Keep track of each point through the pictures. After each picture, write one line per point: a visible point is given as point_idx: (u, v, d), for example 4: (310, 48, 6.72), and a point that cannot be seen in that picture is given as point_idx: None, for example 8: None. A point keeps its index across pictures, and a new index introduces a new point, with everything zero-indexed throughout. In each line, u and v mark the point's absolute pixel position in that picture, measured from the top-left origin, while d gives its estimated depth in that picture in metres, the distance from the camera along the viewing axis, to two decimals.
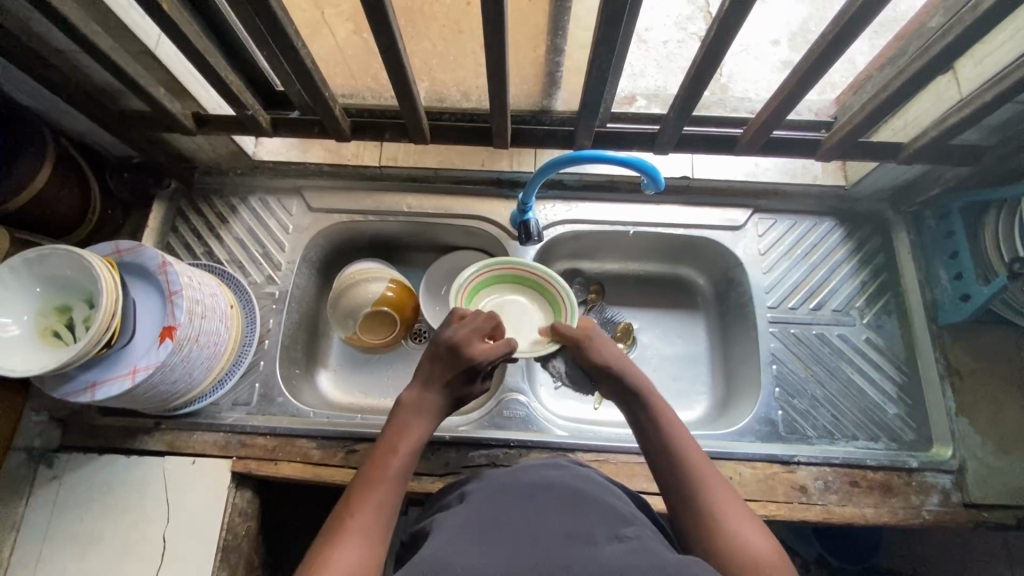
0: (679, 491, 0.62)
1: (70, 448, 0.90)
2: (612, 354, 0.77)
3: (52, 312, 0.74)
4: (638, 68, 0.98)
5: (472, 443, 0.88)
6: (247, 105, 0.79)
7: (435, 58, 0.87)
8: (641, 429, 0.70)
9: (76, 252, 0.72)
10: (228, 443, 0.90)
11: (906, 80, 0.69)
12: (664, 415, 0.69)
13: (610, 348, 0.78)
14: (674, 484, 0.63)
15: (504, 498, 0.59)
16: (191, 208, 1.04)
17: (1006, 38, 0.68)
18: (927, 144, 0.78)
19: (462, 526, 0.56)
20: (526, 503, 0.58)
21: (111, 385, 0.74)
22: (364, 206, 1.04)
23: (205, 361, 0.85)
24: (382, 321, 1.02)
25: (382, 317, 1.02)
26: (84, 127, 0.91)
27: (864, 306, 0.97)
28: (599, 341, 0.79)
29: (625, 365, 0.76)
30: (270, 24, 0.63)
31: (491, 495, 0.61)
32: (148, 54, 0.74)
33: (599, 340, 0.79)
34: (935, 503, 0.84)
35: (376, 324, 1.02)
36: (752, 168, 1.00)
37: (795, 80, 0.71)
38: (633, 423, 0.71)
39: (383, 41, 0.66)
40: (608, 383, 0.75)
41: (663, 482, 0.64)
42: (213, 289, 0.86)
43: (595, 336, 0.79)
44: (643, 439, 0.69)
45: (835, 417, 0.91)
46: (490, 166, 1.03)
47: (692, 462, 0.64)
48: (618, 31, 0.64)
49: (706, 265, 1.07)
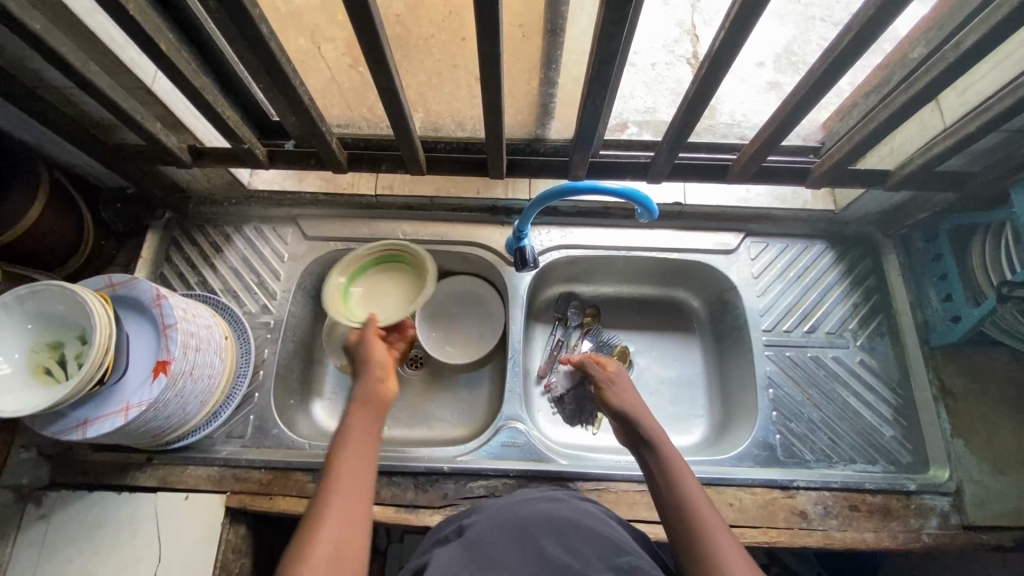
0: (679, 527, 0.63)
1: (60, 485, 0.88)
2: (629, 399, 0.79)
3: (45, 348, 0.74)
4: (628, 90, 0.99)
5: (469, 474, 0.88)
6: (243, 139, 0.80)
7: (431, 91, 0.89)
8: (650, 475, 0.71)
9: (69, 287, 0.71)
10: (222, 477, 0.88)
11: (891, 113, 0.71)
12: (673, 462, 0.70)
13: (630, 395, 0.80)
14: (675, 521, 0.64)
15: (502, 530, 0.59)
16: (186, 238, 1.04)
17: (987, 72, 0.71)
18: (913, 172, 0.80)
19: (459, 560, 0.55)
20: (526, 537, 0.57)
21: (104, 422, 0.73)
22: (360, 234, 1.04)
23: (199, 394, 0.84)
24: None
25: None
26: (78, 160, 0.91)
27: (857, 328, 0.98)
28: (619, 384, 0.82)
29: (642, 412, 0.78)
30: (269, 66, 0.64)
31: (489, 527, 0.60)
32: (145, 90, 0.74)
33: (618, 386, 0.82)
34: (934, 526, 0.84)
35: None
36: (744, 194, 1.02)
37: (783, 114, 0.73)
38: (644, 467, 0.73)
39: (382, 78, 0.67)
40: (622, 428, 0.78)
41: (665, 521, 0.65)
42: (208, 321, 0.85)
43: (616, 382, 0.83)
44: (649, 482, 0.71)
45: (832, 440, 0.91)
46: (486, 194, 1.04)
47: (693, 500, 0.65)
48: (612, 70, 0.65)
49: (701, 288, 1.08)
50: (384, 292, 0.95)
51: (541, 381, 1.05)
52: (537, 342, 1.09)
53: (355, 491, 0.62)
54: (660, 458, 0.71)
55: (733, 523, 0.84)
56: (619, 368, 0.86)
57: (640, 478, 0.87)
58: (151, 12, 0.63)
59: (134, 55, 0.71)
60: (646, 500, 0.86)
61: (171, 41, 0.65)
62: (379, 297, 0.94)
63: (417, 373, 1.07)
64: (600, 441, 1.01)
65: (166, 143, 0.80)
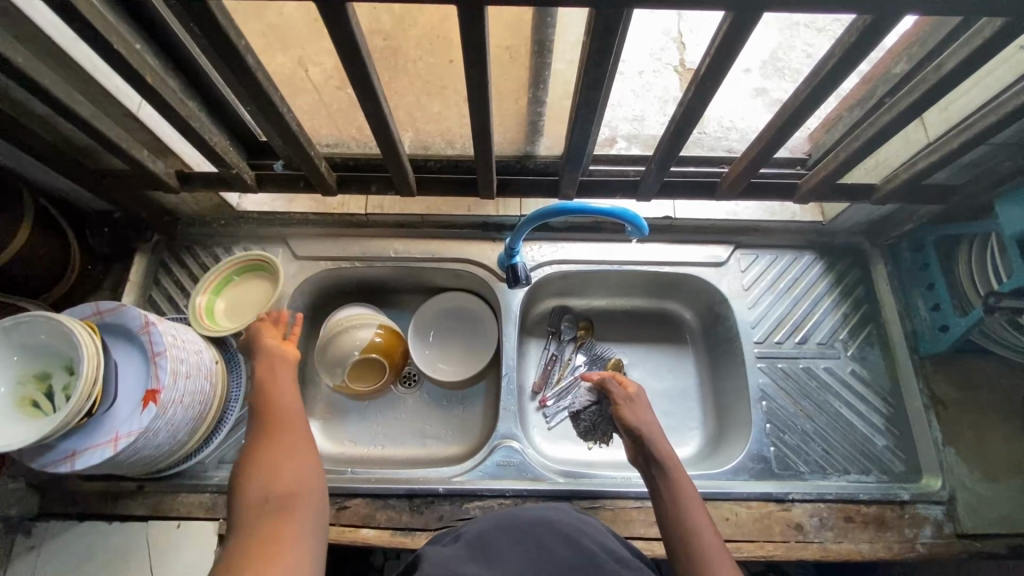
0: (681, 553, 0.65)
1: (50, 515, 0.87)
2: (645, 419, 0.80)
3: (32, 380, 0.72)
4: (617, 99, 0.99)
5: (465, 495, 0.87)
6: (231, 164, 0.79)
7: (420, 111, 0.89)
8: (659, 495, 0.73)
9: (56, 318, 0.70)
10: (214, 504, 0.87)
11: (876, 132, 0.72)
12: (684, 486, 0.72)
13: (647, 415, 0.81)
14: (678, 547, 0.66)
15: (505, 533, 0.59)
16: (175, 261, 1.02)
17: (968, 90, 0.72)
18: (898, 186, 0.81)
19: (458, 558, 0.56)
20: (531, 546, 0.57)
21: (93, 453, 0.72)
22: (351, 253, 1.03)
23: (189, 421, 0.83)
24: (374, 369, 1.03)
25: (374, 368, 1.03)
26: (63, 185, 0.90)
27: (847, 338, 0.99)
28: (637, 404, 0.83)
29: (656, 434, 0.78)
30: (256, 94, 0.64)
31: (489, 527, 0.61)
32: (130, 117, 0.74)
33: (636, 405, 0.83)
34: (928, 535, 0.85)
35: (369, 373, 1.03)
36: (733, 208, 1.02)
37: (770, 133, 0.73)
38: (653, 489, 0.74)
39: (370, 105, 0.67)
40: (635, 447, 0.78)
41: (669, 548, 0.67)
42: (197, 345, 0.84)
43: (634, 402, 0.83)
44: (657, 503, 0.73)
45: (826, 451, 0.92)
46: (477, 212, 1.04)
47: (699, 533, 0.66)
48: (599, 94, 0.66)
49: (692, 300, 1.08)
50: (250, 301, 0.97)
51: (535, 396, 1.05)
52: (530, 357, 1.08)
53: (288, 418, 0.71)
54: (671, 484, 0.72)
55: (730, 538, 0.84)
56: (638, 387, 0.86)
57: (637, 494, 0.87)
58: (135, 42, 0.62)
59: (118, 83, 0.71)
60: (643, 517, 0.86)
61: (156, 71, 0.65)
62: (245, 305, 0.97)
63: (412, 392, 1.06)
64: (596, 456, 1.01)
65: (152, 169, 0.79)
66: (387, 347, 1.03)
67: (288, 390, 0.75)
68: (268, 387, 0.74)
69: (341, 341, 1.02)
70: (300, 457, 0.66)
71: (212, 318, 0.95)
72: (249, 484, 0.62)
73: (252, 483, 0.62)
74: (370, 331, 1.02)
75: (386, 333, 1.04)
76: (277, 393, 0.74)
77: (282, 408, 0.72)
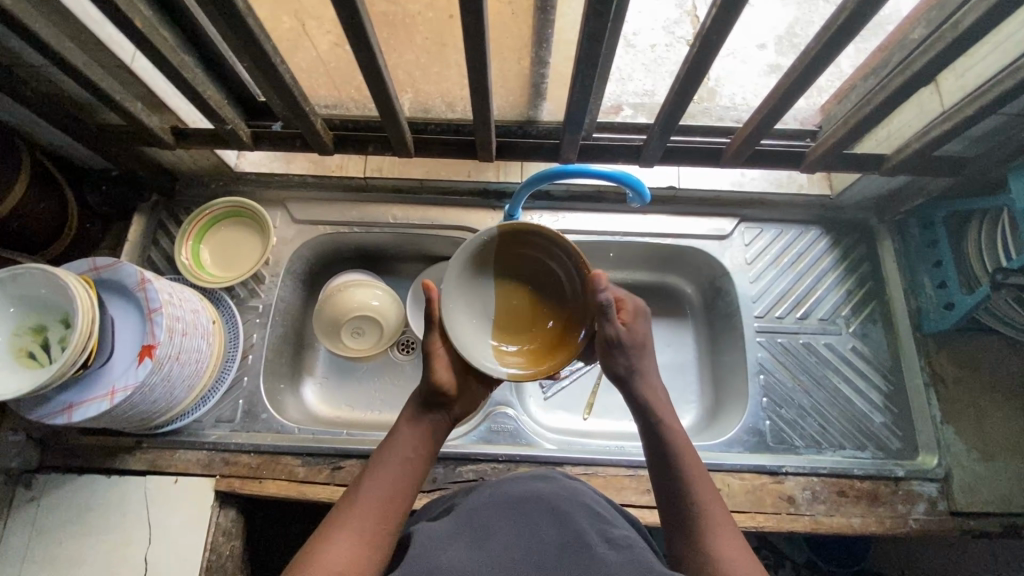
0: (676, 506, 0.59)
1: (49, 468, 0.88)
2: (632, 361, 0.64)
3: (28, 332, 0.73)
4: (626, 72, 0.96)
5: (458, 458, 0.88)
6: (226, 119, 0.78)
7: (419, 70, 0.87)
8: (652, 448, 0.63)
9: (51, 271, 0.70)
10: (211, 461, 0.88)
11: (889, 95, 0.70)
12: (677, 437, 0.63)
13: (643, 354, 0.65)
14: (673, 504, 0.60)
15: (492, 507, 0.56)
16: (173, 221, 1.01)
17: (987, 52, 0.69)
18: (910, 155, 0.79)
19: (447, 534, 0.53)
20: (516, 514, 0.54)
21: (88, 406, 0.73)
22: (349, 218, 1.02)
23: (186, 378, 0.83)
24: (514, 322, 0.67)
25: (517, 317, 0.67)
26: (60, 140, 0.89)
27: (850, 315, 0.97)
28: (628, 348, 0.64)
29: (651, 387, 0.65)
30: (247, 41, 0.61)
31: (476, 504, 0.58)
32: (124, 68, 0.73)
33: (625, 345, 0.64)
34: (921, 511, 0.85)
35: (507, 330, 0.67)
36: (738, 178, 1.00)
37: (779, 93, 0.71)
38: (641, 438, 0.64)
39: (364, 57, 0.65)
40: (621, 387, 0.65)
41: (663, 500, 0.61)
42: (194, 305, 0.85)
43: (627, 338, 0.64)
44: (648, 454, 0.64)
45: (822, 427, 0.91)
46: (477, 177, 1.02)
47: (704, 502, 0.59)
48: (601, 47, 0.63)
49: (694, 273, 1.07)
50: (225, 249, 0.99)
51: None
52: None
53: (400, 474, 0.59)
54: (664, 439, 0.63)
55: None
56: (635, 310, 0.67)
57: (628, 463, 0.87)
58: None
59: (111, 31, 0.69)
60: (635, 485, 0.86)
61: (145, 15, 0.63)
62: (219, 252, 0.99)
63: (408, 358, 1.06)
64: (592, 427, 1.01)
65: (147, 124, 0.78)
66: (523, 274, 0.67)
67: (427, 432, 0.63)
68: (407, 432, 0.63)
69: (466, 282, 0.65)
70: (394, 502, 0.57)
71: (203, 270, 0.97)
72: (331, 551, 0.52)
73: (331, 549, 0.52)
74: (519, 253, 0.66)
75: (529, 243, 0.65)
76: (401, 440, 0.62)
77: (398, 461, 0.60)
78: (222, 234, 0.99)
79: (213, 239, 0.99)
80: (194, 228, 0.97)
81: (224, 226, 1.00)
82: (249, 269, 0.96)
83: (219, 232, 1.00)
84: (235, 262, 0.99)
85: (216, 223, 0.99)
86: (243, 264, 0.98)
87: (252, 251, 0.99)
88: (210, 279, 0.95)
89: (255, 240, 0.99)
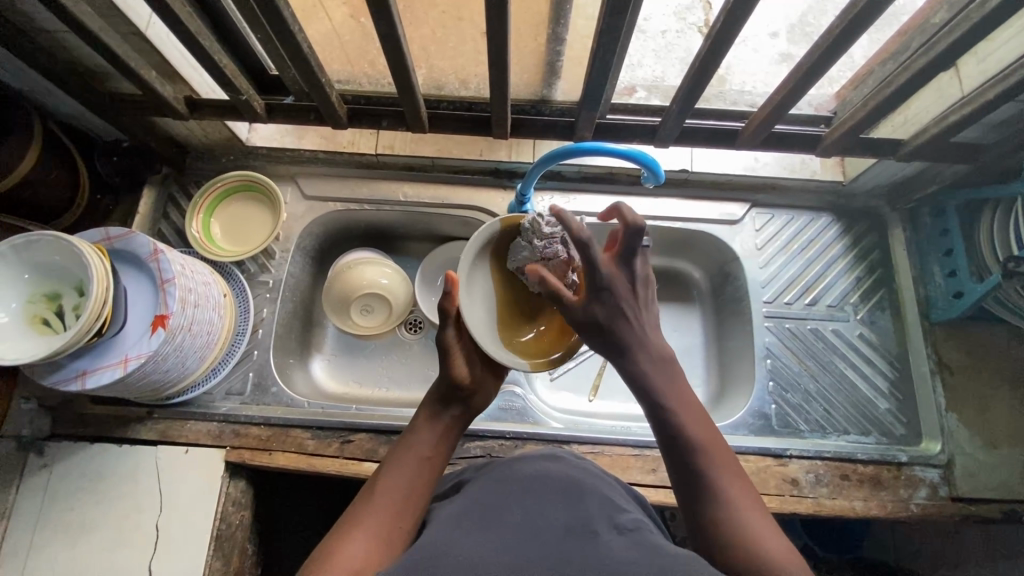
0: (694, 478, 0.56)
1: (60, 437, 0.89)
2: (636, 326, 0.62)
3: (42, 299, 0.73)
4: (636, 58, 0.94)
5: (466, 434, 0.88)
6: (241, 89, 0.78)
7: (434, 45, 0.86)
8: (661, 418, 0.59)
9: (66, 237, 0.70)
10: (221, 432, 0.89)
11: (909, 79, 0.70)
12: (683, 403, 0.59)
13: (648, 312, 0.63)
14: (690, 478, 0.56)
15: (502, 490, 0.56)
16: (184, 195, 1.01)
17: (1010, 36, 0.69)
18: (927, 141, 0.78)
19: (456, 517, 0.53)
20: (526, 497, 0.54)
21: (102, 373, 0.73)
22: (360, 195, 1.02)
23: (197, 350, 0.84)
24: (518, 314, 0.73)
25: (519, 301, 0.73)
26: (71, 109, 0.89)
27: (858, 303, 0.98)
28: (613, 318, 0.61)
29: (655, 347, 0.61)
30: (266, 8, 0.61)
31: (485, 486, 0.58)
32: (139, 35, 0.72)
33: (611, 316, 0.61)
34: (923, 496, 0.86)
35: (513, 320, 0.72)
36: (752, 163, 1.00)
37: (799, 74, 0.71)
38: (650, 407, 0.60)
39: (383, 28, 0.64)
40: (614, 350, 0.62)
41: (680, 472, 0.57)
42: (205, 277, 0.85)
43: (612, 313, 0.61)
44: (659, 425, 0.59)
45: (827, 411, 0.92)
46: (489, 155, 1.02)
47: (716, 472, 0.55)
48: (622, 22, 0.62)
49: (703, 258, 1.06)
50: (237, 222, 0.99)
51: None
52: None
53: (422, 462, 0.60)
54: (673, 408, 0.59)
55: None
56: (625, 280, 0.61)
57: (634, 442, 0.88)
58: None
59: None
60: (641, 464, 0.88)
61: None
62: (230, 225, 0.99)
63: (416, 338, 1.06)
64: (597, 407, 1.02)
65: (161, 93, 0.78)
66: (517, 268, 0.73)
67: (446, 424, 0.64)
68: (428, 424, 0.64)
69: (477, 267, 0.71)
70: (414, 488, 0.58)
71: (213, 244, 0.97)
72: (350, 540, 0.51)
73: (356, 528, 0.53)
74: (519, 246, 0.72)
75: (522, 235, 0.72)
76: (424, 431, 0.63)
77: (418, 450, 0.61)
78: (235, 207, 0.99)
79: (226, 212, 0.99)
80: (207, 199, 0.97)
81: (238, 199, 1.00)
82: (259, 244, 0.96)
83: (232, 204, 1.00)
84: (245, 235, 0.99)
85: (230, 195, 0.99)
86: (253, 239, 0.98)
87: (263, 225, 0.99)
88: (219, 253, 0.95)
89: (267, 214, 0.99)
